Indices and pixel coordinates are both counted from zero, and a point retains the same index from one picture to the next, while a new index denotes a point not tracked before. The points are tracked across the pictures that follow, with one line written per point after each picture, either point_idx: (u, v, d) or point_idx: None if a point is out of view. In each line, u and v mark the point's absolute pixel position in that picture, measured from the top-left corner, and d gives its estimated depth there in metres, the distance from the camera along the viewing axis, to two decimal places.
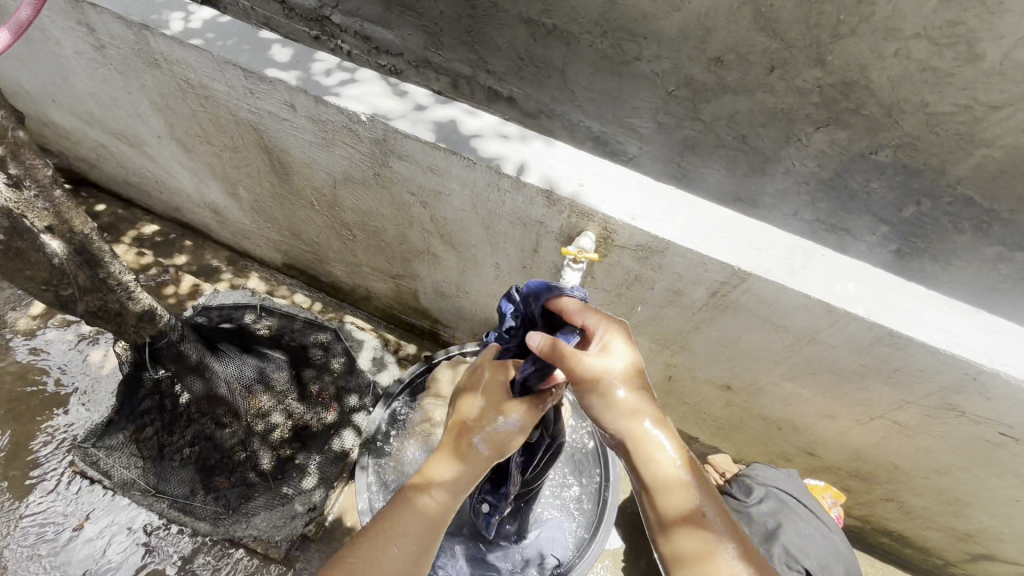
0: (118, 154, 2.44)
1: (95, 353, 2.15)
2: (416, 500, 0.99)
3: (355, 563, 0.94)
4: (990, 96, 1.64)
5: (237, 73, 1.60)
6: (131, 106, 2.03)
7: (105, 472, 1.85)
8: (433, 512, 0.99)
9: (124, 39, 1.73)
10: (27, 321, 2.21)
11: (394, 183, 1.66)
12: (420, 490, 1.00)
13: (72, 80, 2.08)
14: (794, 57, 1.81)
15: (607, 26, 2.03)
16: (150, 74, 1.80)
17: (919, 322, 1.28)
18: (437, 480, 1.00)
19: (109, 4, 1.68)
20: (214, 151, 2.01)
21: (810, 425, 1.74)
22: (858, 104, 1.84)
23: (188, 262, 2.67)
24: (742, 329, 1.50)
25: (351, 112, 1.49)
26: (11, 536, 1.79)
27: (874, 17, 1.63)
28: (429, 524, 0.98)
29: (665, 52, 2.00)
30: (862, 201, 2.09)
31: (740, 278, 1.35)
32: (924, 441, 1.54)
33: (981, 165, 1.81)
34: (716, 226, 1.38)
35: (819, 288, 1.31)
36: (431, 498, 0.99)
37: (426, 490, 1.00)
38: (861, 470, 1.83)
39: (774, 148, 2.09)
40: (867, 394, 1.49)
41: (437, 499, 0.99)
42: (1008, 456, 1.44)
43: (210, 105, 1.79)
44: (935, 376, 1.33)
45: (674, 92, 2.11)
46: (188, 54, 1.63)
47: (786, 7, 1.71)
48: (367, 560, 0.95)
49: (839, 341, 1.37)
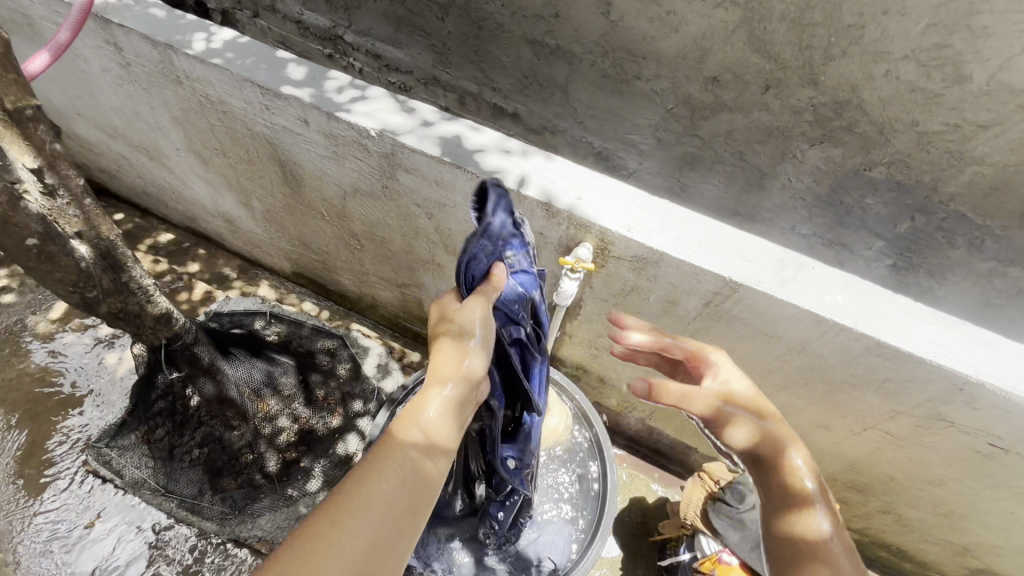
0: (138, 165, 2.54)
1: (111, 357, 2.23)
2: (408, 463, 0.76)
3: (312, 546, 0.66)
4: (977, 116, 1.69)
5: (254, 90, 1.68)
6: (152, 120, 2.13)
7: (117, 472, 1.90)
8: (428, 473, 0.76)
9: (148, 57, 1.83)
10: (47, 325, 2.29)
11: (401, 195, 1.73)
12: (413, 450, 0.77)
13: (98, 95, 2.19)
14: (788, 77, 1.87)
15: (608, 47, 2.11)
16: (171, 90, 1.90)
17: (907, 333, 1.32)
18: (435, 435, 0.80)
19: (135, 25, 1.78)
20: (230, 163, 2.10)
21: (805, 436, 1.77)
22: (851, 123, 1.90)
23: (201, 270, 2.76)
24: (736, 340, 1.55)
25: (361, 127, 1.57)
26: (25, 532, 1.85)
27: (864, 40, 1.69)
28: (424, 493, 0.75)
29: (664, 71, 2.07)
30: (857, 216, 2.14)
31: (731, 288, 1.40)
32: (917, 452, 1.56)
33: (972, 182, 1.84)
34: (709, 239, 1.44)
35: (809, 299, 1.35)
36: (427, 454, 0.78)
37: (419, 442, 0.78)
38: (856, 482, 1.85)
39: (770, 164, 2.15)
40: (859, 405, 1.52)
41: (434, 462, 0.78)
42: (999, 467, 1.46)
43: (228, 120, 1.88)
44: (924, 386, 1.36)
45: (673, 110, 2.18)
46: (208, 72, 1.72)
47: (779, 29, 1.78)
48: (333, 542, 0.67)
49: (829, 351, 1.41)
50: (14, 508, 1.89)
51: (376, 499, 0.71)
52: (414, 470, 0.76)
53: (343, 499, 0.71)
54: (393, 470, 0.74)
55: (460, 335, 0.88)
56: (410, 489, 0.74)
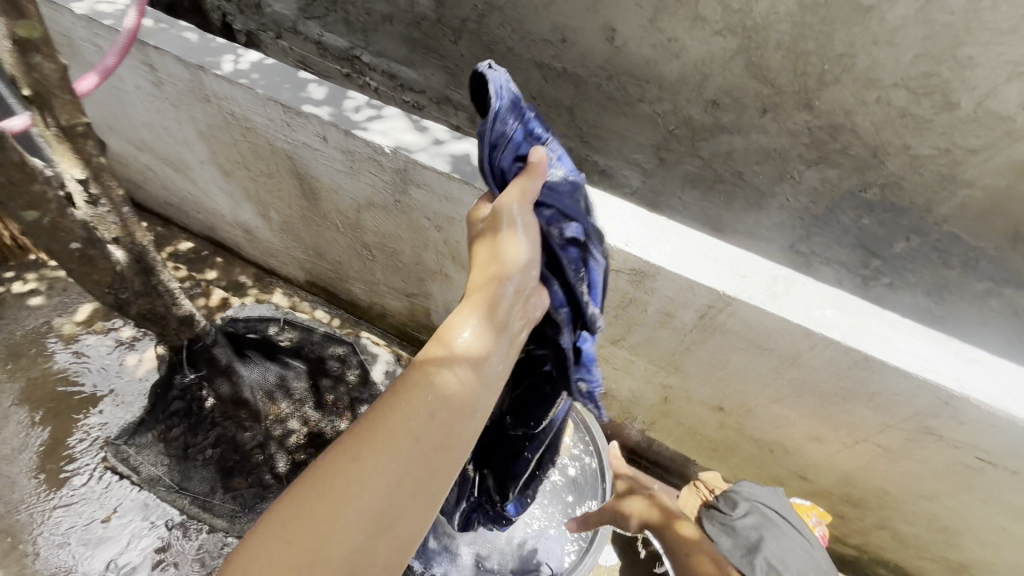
0: (163, 177, 2.67)
1: (131, 358, 2.33)
2: (432, 378, 0.81)
3: (342, 458, 0.73)
4: (966, 141, 1.78)
5: (277, 108, 1.79)
6: (180, 135, 2.26)
7: (133, 469, 1.97)
8: (448, 409, 0.79)
9: (180, 77, 1.96)
10: (72, 327, 2.40)
11: (412, 209, 1.82)
12: (438, 366, 0.82)
13: (130, 111, 2.32)
14: (784, 102, 1.96)
15: (613, 71, 2.21)
16: (200, 107, 2.02)
17: (893, 347, 1.38)
18: (456, 372, 0.82)
19: (170, 47, 1.91)
20: (251, 176, 2.22)
21: (800, 448, 1.81)
22: (845, 145, 1.98)
23: (218, 278, 2.87)
24: (730, 352, 1.60)
25: (377, 145, 1.67)
26: (45, 524, 1.92)
27: (856, 68, 1.77)
28: (449, 405, 0.79)
29: (666, 94, 2.16)
30: (854, 235, 2.20)
31: (724, 302, 1.46)
32: (908, 466, 1.60)
33: (965, 205, 1.94)
34: (703, 254, 1.51)
35: (798, 313, 1.42)
36: (449, 383, 0.81)
37: (444, 360, 0.83)
38: (852, 496, 1.88)
39: (769, 186, 2.20)
40: (851, 417, 1.57)
41: (457, 376, 0.82)
42: (988, 481, 1.49)
43: (251, 136, 1.99)
44: (912, 399, 1.41)
45: (674, 131, 2.27)
46: (235, 91, 1.84)
47: (775, 57, 1.87)
48: (361, 454, 0.74)
49: (820, 364, 1.46)
50: (35, 501, 1.97)
51: (397, 431, 0.75)
52: (433, 405, 0.78)
53: (368, 430, 0.75)
54: (413, 404, 0.78)
55: (495, 236, 0.96)
56: (428, 423, 0.77)
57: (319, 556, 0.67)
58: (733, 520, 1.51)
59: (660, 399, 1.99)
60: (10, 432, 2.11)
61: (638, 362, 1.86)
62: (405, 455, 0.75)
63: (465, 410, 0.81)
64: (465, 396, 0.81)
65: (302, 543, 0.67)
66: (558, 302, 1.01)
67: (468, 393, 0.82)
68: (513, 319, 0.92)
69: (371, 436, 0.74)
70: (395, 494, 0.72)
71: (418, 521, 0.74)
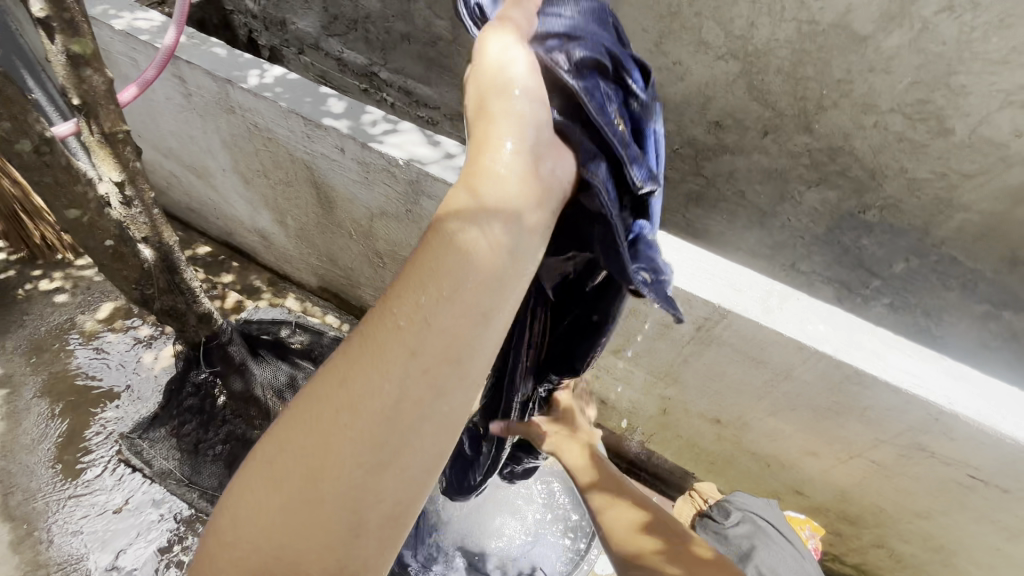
0: (186, 183, 2.78)
1: (148, 356, 2.42)
2: (438, 257, 0.60)
3: (332, 376, 0.58)
4: (962, 166, 1.81)
5: (298, 120, 1.89)
6: (204, 143, 2.37)
7: (146, 462, 2.05)
8: (452, 312, 0.58)
9: (208, 89, 2.07)
10: (93, 324, 2.50)
11: (423, 219, 1.90)
12: (446, 239, 0.61)
13: (159, 120, 2.45)
14: (784, 124, 2.02)
15: None
16: (225, 118, 2.13)
17: (884, 363, 1.41)
18: (457, 263, 0.60)
19: (200, 62, 2.02)
20: (270, 184, 2.31)
21: (796, 463, 1.83)
22: (844, 168, 2.02)
23: (234, 281, 2.97)
24: (726, 365, 1.65)
25: (391, 157, 1.76)
26: (59, 513, 1.99)
27: (853, 94, 1.83)
28: (463, 287, 0.59)
29: (670, 114, 2.24)
30: (854, 255, 2.24)
31: (720, 314, 1.51)
32: (903, 482, 1.62)
33: (961, 228, 1.95)
34: (701, 267, 1.56)
35: (791, 327, 1.46)
36: (458, 269, 0.60)
37: (452, 232, 0.61)
38: (848, 513, 1.89)
39: (770, 204, 2.28)
40: (845, 432, 1.60)
41: (471, 249, 0.60)
42: (981, 499, 1.50)
43: (272, 145, 2.09)
44: (903, 415, 1.44)
45: (678, 150, 2.34)
46: (259, 104, 1.95)
47: (776, 81, 1.94)
48: (351, 368, 0.57)
49: (813, 378, 1.50)
50: (51, 490, 2.04)
51: (386, 344, 0.57)
52: (431, 308, 0.58)
53: (355, 343, 0.59)
54: (404, 307, 0.58)
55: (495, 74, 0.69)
56: (427, 331, 0.57)
57: (311, 493, 0.54)
58: (725, 529, 1.55)
59: (659, 410, 2.03)
60: (31, 423, 2.20)
61: (638, 373, 1.91)
62: (403, 360, 0.57)
63: (486, 293, 0.60)
64: (475, 292, 0.60)
65: (290, 482, 0.55)
66: (589, 155, 0.72)
67: (480, 289, 0.60)
68: (544, 178, 0.67)
69: (356, 351, 0.58)
70: (393, 420, 0.56)
71: (434, 448, 0.58)
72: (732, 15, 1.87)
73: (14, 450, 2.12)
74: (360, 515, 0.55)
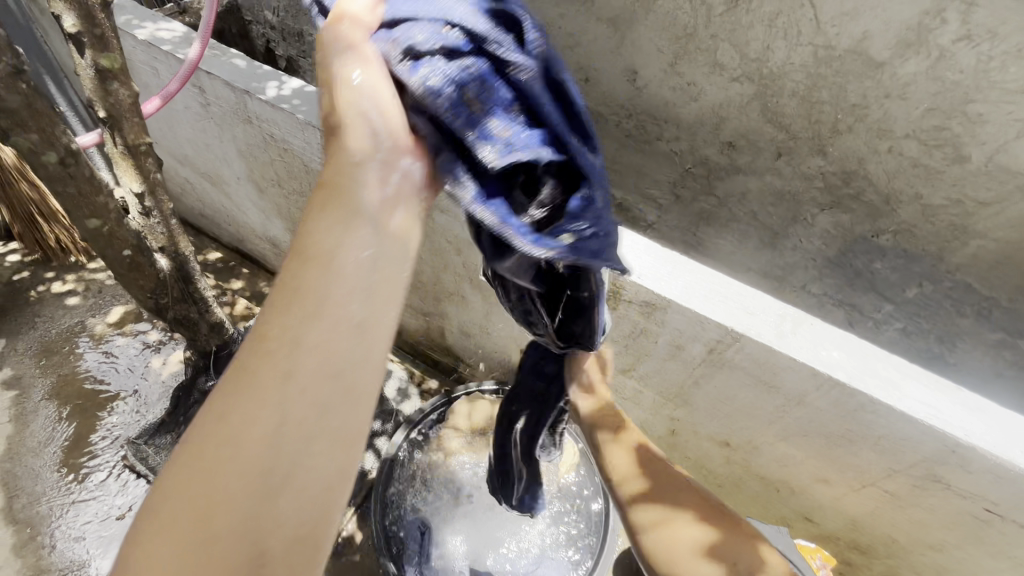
0: (200, 190, 2.81)
1: (156, 361, 2.43)
2: (306, 276, 0.60)
3: (208, 408, 0.55)
4: (978, 193, 1.80)
5: (314, 133, 1.91)
6: (220, 152, 2.40)
7: (151, 469, 2.05)
8: (323, 326, 0.57)
9: (227, 99, 2.10)
10: (103, 327, 2.51)
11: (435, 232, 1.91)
12: (313, 261, 0.61)
13: (176, 128, 2.48)
14: (798, 147, 2.02)
15: (633, 110, 2.31)
16: (242, 128, 2.16)
17: (900, 392, 1.39)
18: (321, 277, 0.59)
19: (220, 72, 2.05)
20: (283, 193, 2.33)
21: (806, 489, 1.81)
22: (857, 191, 2.01)
23: (243, 288, 2.98)
24: (737, 388, 1.63)
25: None
26: (63, 518, 1.99)
27: (869, 118, 1.83)
28: (336, 297, 0.59)
29: (683, 133, 2.24)
30: (867, 279, 2.22)
31: (733, 337, 1.50)
32: (917, 513, 1.59)
33: (978, 255, 1.96)
34: (713, 289, 1.55)
35: (804, 353, 1.45)
36: (329, 282, 0.60)
37: (321, 251, 0.61)
38: (859, 542, 1.85)
39: (782, 226, 2.27)
40: (857, 460, 1.58)
41: (340, 264, 0.61)
42: (998, 534, 1.47)
43: (287, 156, 2.11)
44: (918, 446, 1.41)
45: (691, 169, 2.34)
46: (277, 115, 1.97)
47: (790, 104, 1.94)
48: (223, 398, 0.55)
49: (826, 404, 1.48)
50: (55, 494, 2.04)
51: (259, 367, 0.55)
52: (299, 324, 0.57)
53: (229, 375, 0.56)
54: (273, 328, 0.57)
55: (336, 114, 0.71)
56: (300, 349, 0.56)
57: (206, 532, 0.50)
58: None
59: (667, 431, 2.00)
60: (38, 426, 2.21)
61: (647, 393, 1.89)
62: (278, 375, 0.55)
63: (366, 298, 0.61)
64: (345, 303, 0.59)
65: (179, 527, 0.50)
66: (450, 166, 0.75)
67: (351, 295, 0.60)
68: (401, 192, 0.70)
69: (232, 387, 0.55)
70: (278, 436, 0.53)
71: (330, 455, 0.55)
72: (748, 38, 1.87)
73: (21, 453, 2.13)
74: (260, 549, 0.51)
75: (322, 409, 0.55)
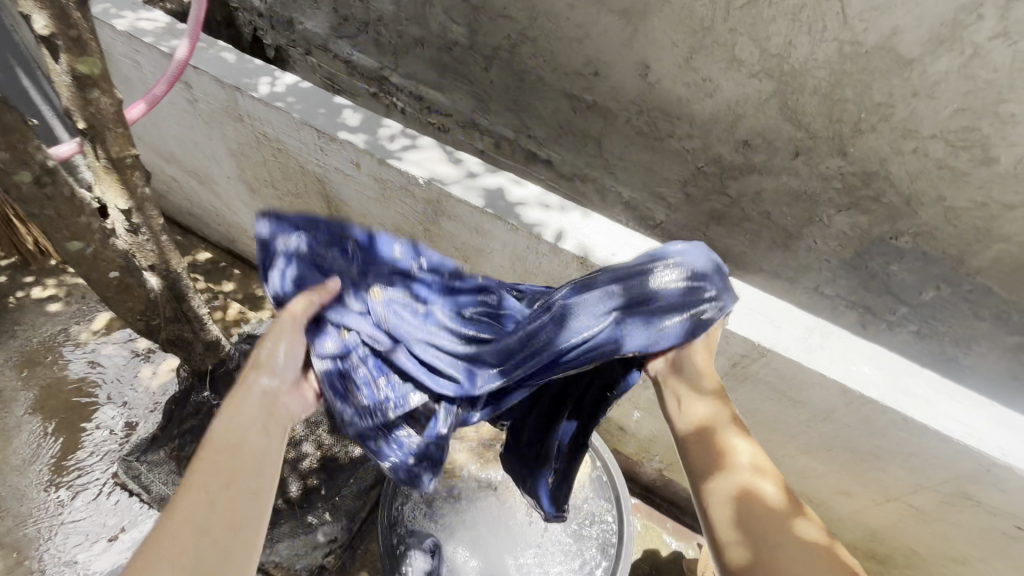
0: (188, 188, 2.67)
1: (146, 370, 2.31)
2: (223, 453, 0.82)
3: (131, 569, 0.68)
4: (1004, 197, 1.73)
5: (311, 133, 1.80)
6: (209, 150, 2.27)
7: (144, 487, 1.96)
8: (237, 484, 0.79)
9: (216, 96, 1.97)
10: (89, 335, 2.39)
11: (441, 238, 1.81)
12: (228, 443, 0.83)
13: (161, 124, 2.34)
14: (818, 146, 1.94)
15: (644, 106, 2.21)
16: (232, 126, 2.03)
17: (933, 409, 1.35)
18: (233, 454, 0.82)
19: (208, 67, 1.92)
20: (277, 194, 2.21)
21: (826, 501, 1.77)
22: (877, 193, 1.95)
23: (235, 290, 2.86)
24: (760, 402, 1.57)
25: (411, 175, 1.68)
26: (53, 540, 1.90)
27: (894, 118, 1.76)
28: (252, 464, 0.82)
29: (696, 131, 2.16)
30: (882, 281, 2.17)
31: (759, 352, 1.44)
32: (941, 528, 1.56)
33: (999, 257, 1.87)
34: (738, 301, 1.48)
35: (834, 369, 1.39)
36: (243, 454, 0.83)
37: (235, 436, 0.85)
38: (877, 552, 1.82)
39: (797, 226, 2.20)
40: (883, 475, 1.54)
41: (252, 442, 0.86)
42: None
43: (282, 156, 1.99)
44: (951, 463, 1.37)
45: (703, 167, 2.25)
46: (270, 114, 1.85)
47: (811, 102, 1.86)
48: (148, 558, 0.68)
49: (854, 421, 1.43)
50: (43, 515, 1.94)
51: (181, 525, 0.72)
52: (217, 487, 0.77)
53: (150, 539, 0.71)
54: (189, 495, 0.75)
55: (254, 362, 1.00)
56: (215, 504, 0.75)
57: None
58: None
59: None
60: (22, 442, 2.10)
61: None
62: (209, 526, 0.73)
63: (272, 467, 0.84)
64: (255, 467, 0.82)
65: None
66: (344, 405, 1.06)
67: (258, 465, 0.83)
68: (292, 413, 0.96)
69: (150, 545, 0.70)
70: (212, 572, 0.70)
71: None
72: (769, 32, 1.79)
73: (4, 471, 2.02)
74: None
75: (229, 553, 0.72)
